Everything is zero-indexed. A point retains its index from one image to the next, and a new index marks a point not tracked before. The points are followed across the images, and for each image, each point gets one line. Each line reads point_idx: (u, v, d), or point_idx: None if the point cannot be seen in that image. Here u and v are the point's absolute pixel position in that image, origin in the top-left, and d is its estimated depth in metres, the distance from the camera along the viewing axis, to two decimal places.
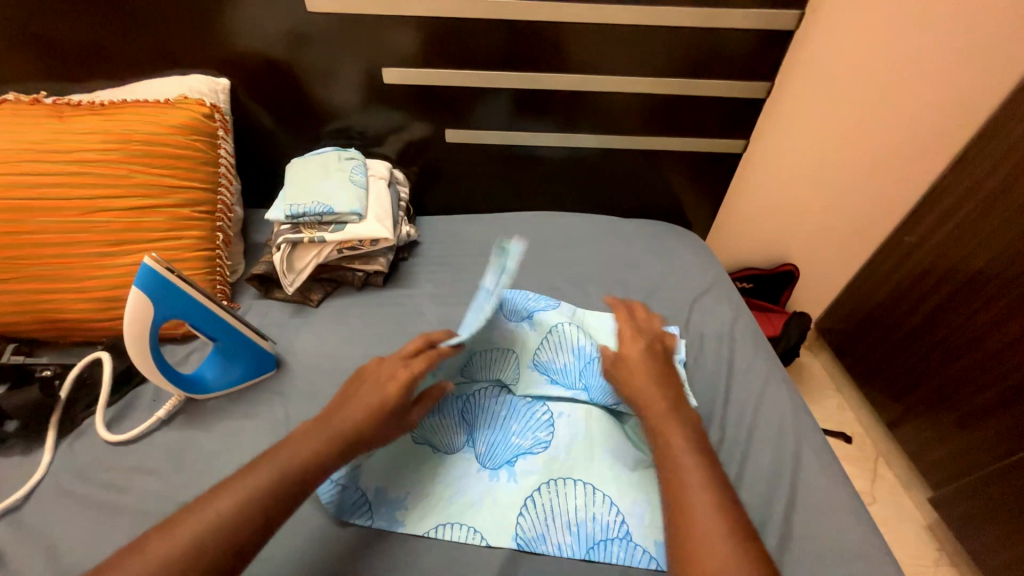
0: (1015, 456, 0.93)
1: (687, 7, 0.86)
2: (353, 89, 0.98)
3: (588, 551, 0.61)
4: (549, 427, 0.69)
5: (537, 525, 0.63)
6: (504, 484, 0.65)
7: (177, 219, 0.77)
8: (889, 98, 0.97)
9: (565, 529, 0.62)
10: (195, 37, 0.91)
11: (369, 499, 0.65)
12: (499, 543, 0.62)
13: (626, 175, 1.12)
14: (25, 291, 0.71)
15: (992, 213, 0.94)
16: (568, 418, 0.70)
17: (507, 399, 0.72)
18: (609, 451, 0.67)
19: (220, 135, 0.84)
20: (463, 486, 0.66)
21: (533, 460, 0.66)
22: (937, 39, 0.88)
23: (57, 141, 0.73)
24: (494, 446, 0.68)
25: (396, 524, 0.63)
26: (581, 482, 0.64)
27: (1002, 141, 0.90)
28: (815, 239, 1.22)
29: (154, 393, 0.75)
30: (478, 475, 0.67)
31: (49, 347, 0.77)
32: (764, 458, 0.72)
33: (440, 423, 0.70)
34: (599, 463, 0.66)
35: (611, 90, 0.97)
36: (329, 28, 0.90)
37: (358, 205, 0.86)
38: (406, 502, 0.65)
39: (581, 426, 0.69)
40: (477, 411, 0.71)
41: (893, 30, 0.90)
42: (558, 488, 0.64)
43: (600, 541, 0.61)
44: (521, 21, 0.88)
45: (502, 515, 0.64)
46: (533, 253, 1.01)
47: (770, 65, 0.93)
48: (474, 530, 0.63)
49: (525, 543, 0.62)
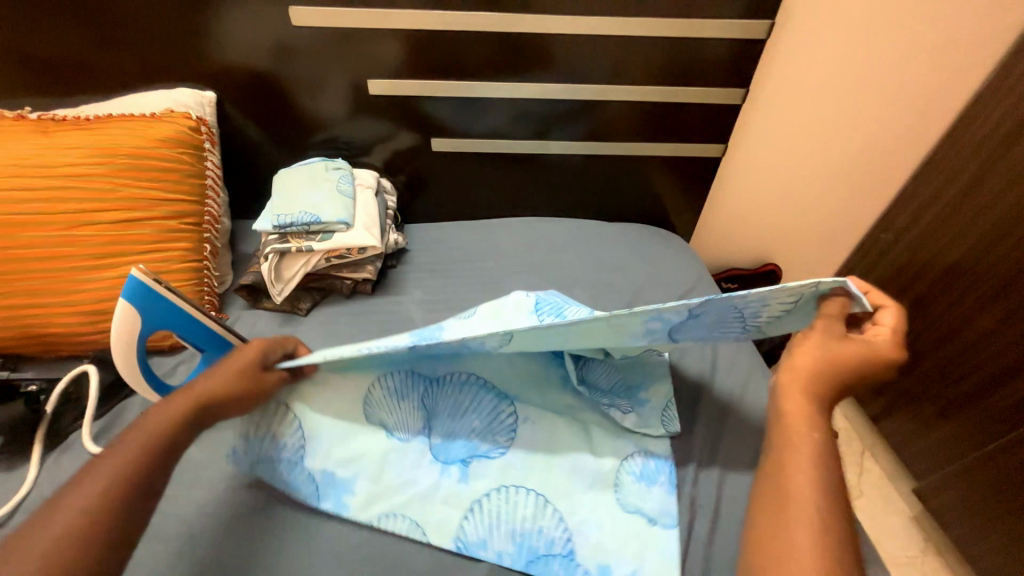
0: (995, 444, 0.96)
1: (665, 18, 0.89)
2: (339, 99, 1.00)
3: (528, 563, 0.63)
4: (510, 433, 0.71)
5: (480, 531, 0.65)
6: (455, 482, 0.68)
7: (164, 232, 0.77)
8: (859, 103, 1.01)
9: (508, 537, 0.65)
10: (180, 52, 0.92)
11: (318, 482, 0.67)
12: (438, 541, 0.65)
13: (609, 180, 1.14)
14: (11, 306, 0.71)
15: (963, 210, 0.98)
16: (532, 425, 0.71)
17: (477, 392, 0.72)
18: (567, 463, 0.69)
19: (206, 148, 0.84)
20: (415, 478, 0.68)
21: (488, 464, 0.69)
22: (900, 47, 0.93)
23: (43, 156, 0.73)
24: (451, 439, 0.70)
25: (342, 509, 0.66)
26: (532, 491, 0.67)
27: (969, 142, 0.95)
28: (794, 239, 1.25)
29: (141, 406, 0.75)
30: (430, 467, 0.68)
31: (33, 362, 0.76)
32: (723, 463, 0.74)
33: (397, 406, 0.70)
34: (559, 475, 0.68)
35: (594, 99, 1.00)
36: (315, 40, 0.91)
37: (345, 213, 0.87)
38: (352, 488, 0.67)
39: (545, 431, 0.71)
40: (439, 402, 0.72)
41: (862, 38, 0.94)
42: (509, 496, 0.67)
43: (542, 556, 0.63)
44: (504, 33, 0.91)
45: (448, 517, 0.66)
46: (521, 258, 1.03)
47: (747, 72, 0.97)
48: (417, 526, 0.65)
49: (466, 548, 0.64)
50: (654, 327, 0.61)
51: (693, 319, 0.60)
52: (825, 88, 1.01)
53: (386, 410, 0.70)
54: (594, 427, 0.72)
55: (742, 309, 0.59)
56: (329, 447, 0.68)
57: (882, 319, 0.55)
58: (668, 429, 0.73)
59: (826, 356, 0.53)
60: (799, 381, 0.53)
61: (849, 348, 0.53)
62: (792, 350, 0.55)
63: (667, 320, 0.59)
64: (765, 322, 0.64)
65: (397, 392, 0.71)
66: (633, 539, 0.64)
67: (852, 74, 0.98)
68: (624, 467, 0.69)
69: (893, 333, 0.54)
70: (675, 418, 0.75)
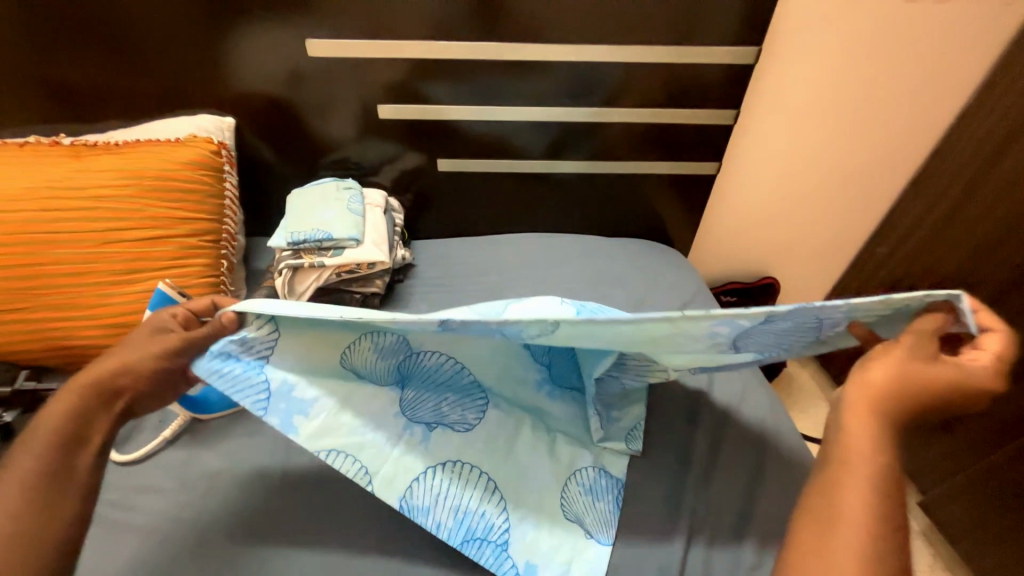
0: (1000, 455, 0.97)
1: (659, 46, 0.95)
2: (350, 123, 1.05)
3: (463, 542, 0.64)
4: (479, 413, 0.72)
5: (426, 497, 0.65)
6: (414, 442, 0.67)
7: (185, 248, 0.81)
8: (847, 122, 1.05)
9: (451, 512, 0.66)
10: (204, 82, 0.99)
11: (271, 392, 0.63)
12: (381, 496, 0.64)
13: (608, 197, 1.18)
14: (41, 320, 0.75)
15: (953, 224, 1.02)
16: (500, 415, 0.74)
17: (454, 373, 0.72)
18: (520, 464, 0.71)
19: (226, 169, 0.88)
20: (373, 428, 0.66)
21: (450, 435, 0.69)
22: (886, 71, 0.98)
23: (75, 179, 0.78)
24: (420, 403, 0.70)
25: (288, 429, 0.62)
26: (483, 474, 0.68)
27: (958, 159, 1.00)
28: (789, 253, 1.29)
29: (159, 415, 0.81)
30: (394, 420, 0.67)
31: (58, 373, 0.79)
32: (707, 474, 0.75)
33: (373, 357, 0.68)
34: (515, 471, 0.70)
35: (592, 121, 1.05)
36: (329, 69, 0.97)
37: (355, 230, 0.91)
38: (307, 413, 0.63)
39: (513, 422, 0.74)
40: (421, 361, 0.70)
41: (851, 62, 0.98)
42: (462, 473, 0.68)
43: (477, 538, 0.65)
44: (508, 62, 0.96)
45: (397, 476, 0.65)
46: (524, 273, 1.07)
47: (739, 95, 1.02)
48: (364, 470, 0.64)
49: (408, 508, 0.64)
50: (719, 332, 0.59)
51: (763, 325, 0.58)
52: (818, 108, 1.04)
53: (360, 359, 0.67)
54: (559, 437, 0.75)
55: (827, 321, 0.59)
56: (290, 365, 0.64)
57: (984, 343, 0.52)
58: (630, 446, 0.76)
59: (902, 373, 0.51)
60: (867, 394, 0.52)
61: (940, 369, 0.51)
62: (869, 361, 0.53)
63: (738, 326, 0.57)
64: (837, 333, 0.64)
65: (380, 346, 0.68)
66: (567, 546, 0.67)
67: (843, 95, 1.02)
68: (574, 478, 0.72)
69: (997, 359, 0.50)
70: (639, 439, 0.77)
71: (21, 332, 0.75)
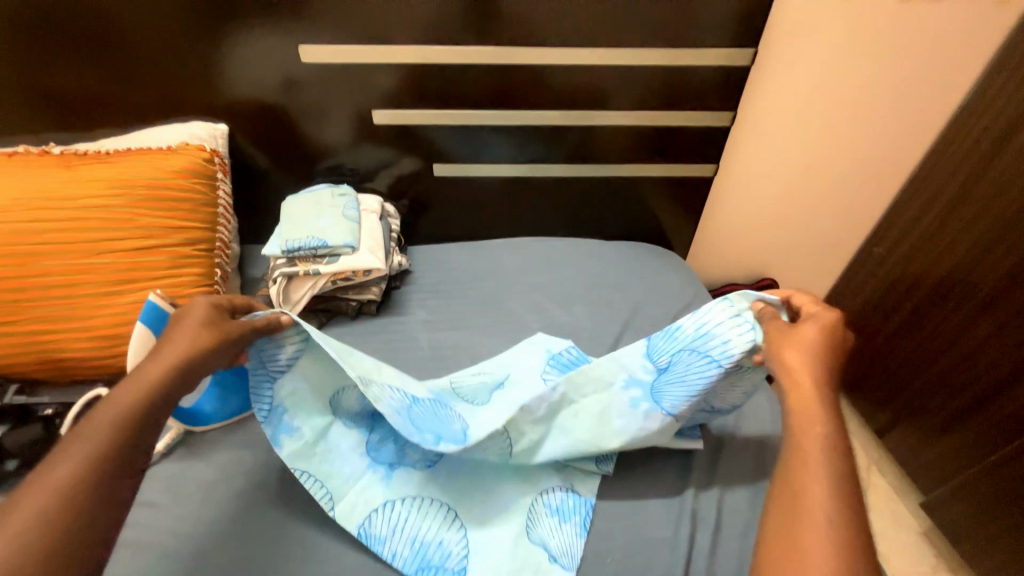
0: (1000, 456, 0.97)
1: (655, 48, 0.94)
2: (346, 130, 1.04)
3: (418, 570, 0.64)
4: (440, 450, 0.74)
5: (385, 527, 0.67)
6: (376, 479, 0.70)
7: (178, 257, 0.78)
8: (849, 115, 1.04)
9: (408, 542, 0.66)
10: (198, 89, 0.98)
11: (272, 407, 0.69)
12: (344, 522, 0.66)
13: (606, 200, 1.18)
14: (27, 333, 0.72)
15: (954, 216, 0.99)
16: (458, 452, 0.75)
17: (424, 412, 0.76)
18: (482, 489, 0.72)
19: (218, 177, 0.86)
20: (338, 463, 0.71)
21: (411, 474, 0.71)
22: (893, 63, 0.97)
23: (64, 188, 0.75)
24: (383, 443, 0.73)
25: (275, 442, 0.69)
26: (443, 506, 0.69)
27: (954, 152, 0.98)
28: (785, 254, 1.29)
29: None
30: (356, 456, 0.72)
31: (48, 387, 0.76)
32: (708, 486, 0.74)
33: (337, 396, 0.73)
34: (476, 497, 0.71)
35: (589, 123, 1.04)
36: (324, 76, 0.97)
37: (350, 237, 0.90)
38: (293, 433, 0.70)
39: (471, 456, 0.75)
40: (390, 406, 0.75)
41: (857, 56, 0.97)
42: (421, 506, 0.69)
43: (434, 566, 0.65)
44: (502, 65, 0.96)
45: (357, 504, 0.68)
46: (522, 279, 1.06)
47: (736, 96, 1.02)
48: (329, 495, 0.68)
49: (366, 536, 0.66)
50: (637, 391, 0.73)
51: (665, 377, 0.73)
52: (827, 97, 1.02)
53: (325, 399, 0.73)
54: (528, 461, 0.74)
55: (701, 355, 0.69)
56: (290, 387, 0.70)
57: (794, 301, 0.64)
58: (601, 467, 0.74)
59: (804, 347, 0.56)
60: (805, 374, 0.54)
61: (809, 331, 0.58)
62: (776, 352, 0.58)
63: (642, 385, 0.74)
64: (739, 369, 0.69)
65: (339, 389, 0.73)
66: (531, 569, 0.65)
67: (850, 88, 1.01)
68: (542, 498, 0.71)
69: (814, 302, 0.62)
70: (609, 458, 0.75)
71: (7, 345, 0.72)
